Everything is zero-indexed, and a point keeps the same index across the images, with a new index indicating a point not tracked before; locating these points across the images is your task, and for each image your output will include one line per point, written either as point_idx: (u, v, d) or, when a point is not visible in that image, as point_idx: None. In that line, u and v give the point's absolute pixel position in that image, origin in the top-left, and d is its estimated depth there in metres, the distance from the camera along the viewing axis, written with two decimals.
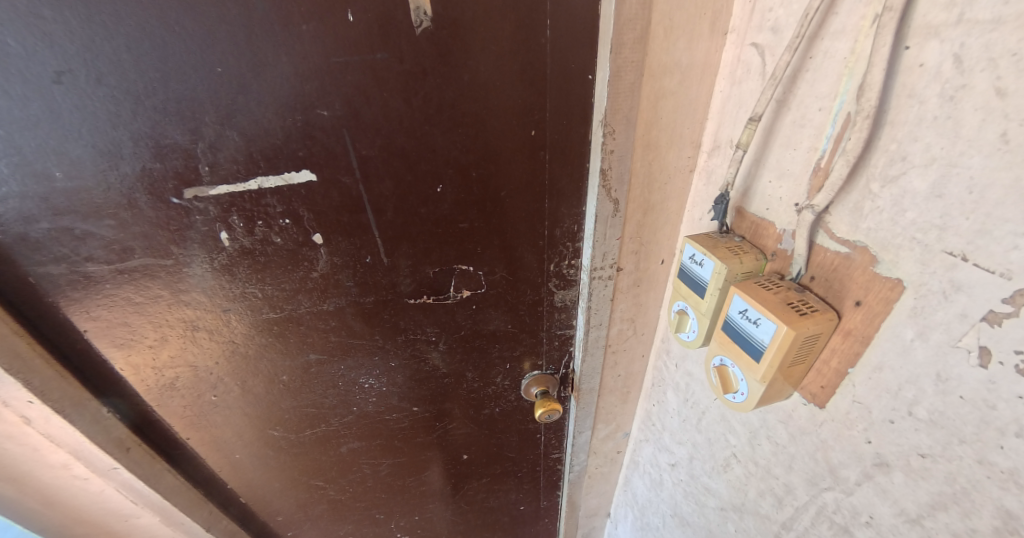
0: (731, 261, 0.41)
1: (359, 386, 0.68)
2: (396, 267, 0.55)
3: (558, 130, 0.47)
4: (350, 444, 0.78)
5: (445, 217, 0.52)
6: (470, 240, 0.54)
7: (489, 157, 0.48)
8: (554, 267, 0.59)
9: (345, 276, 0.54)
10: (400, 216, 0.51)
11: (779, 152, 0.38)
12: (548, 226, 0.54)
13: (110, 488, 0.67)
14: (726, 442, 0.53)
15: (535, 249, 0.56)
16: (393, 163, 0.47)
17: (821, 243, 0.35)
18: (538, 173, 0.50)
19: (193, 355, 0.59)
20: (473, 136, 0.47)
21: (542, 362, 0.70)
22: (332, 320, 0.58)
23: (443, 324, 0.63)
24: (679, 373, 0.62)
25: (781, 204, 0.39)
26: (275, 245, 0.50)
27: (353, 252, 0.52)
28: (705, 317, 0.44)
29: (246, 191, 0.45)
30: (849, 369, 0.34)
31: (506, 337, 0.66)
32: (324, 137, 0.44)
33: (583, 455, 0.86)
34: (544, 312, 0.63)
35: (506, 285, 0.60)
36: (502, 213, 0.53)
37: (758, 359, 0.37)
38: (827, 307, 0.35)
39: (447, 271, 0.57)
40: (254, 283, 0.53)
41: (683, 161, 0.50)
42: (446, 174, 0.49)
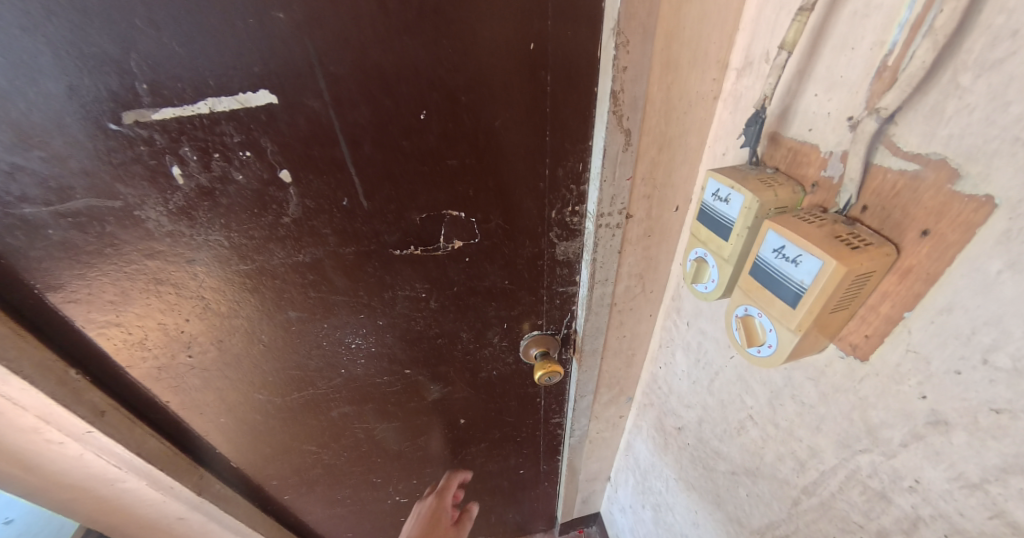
0: (763, 193, 0.35)
1: (346, 347, 0.64)
2: (379, 211, 0.50)
3: (561, 43, 0.40)
4: (341, 409, 0.74)
5: (432, 153, 0.46)
6: (460, 181, 0.48)
7: (480, 79, 0.41)
8: (556, 215, 0.52)
9: (321, 222, 0.49)
10: (379, 151, 0.45)
11: (830, 56, 0.31)
12: (550, 165, 0.48)
13: (90, 453, 0.62)
14: (742, 404, 0.49)
15: (536, 193, 0.50)
16: (368, 84, 0.40)
17: (880, 162, 0.29)
18: (539, 99, 0.43)
19: (161, 312, 0.54)
20: (461, 51, 0.40)
21: (542, 323, 0.66)
22: (311, 273, 0.54)
23: (435, 278, 0.57)
24: (691, 333, 0.57)
25: (827, 123, 0.32)
26: (239, 184, 0.45)
27: (329, 193, 0.47)
28: (728, 263, 0.39)
29: (196, 116, 0.39)
30: (904, 314, 0.29)
31: (503, 294, 0.61)
32: (289, 52, 0.37)
33: (584, 420, 0.82)
34: (545, 266, 0.58)
35: (503, 236, 0.54)
36: (498, 150, 0.46)
37: (794, 305, 0.32)
38: (884, 241, 0.29)
39: (436, 219, 0.51)
40: (218, 230, 0.48)
41: (706, 86, 0.43)
42: (431, 99, 0.42)
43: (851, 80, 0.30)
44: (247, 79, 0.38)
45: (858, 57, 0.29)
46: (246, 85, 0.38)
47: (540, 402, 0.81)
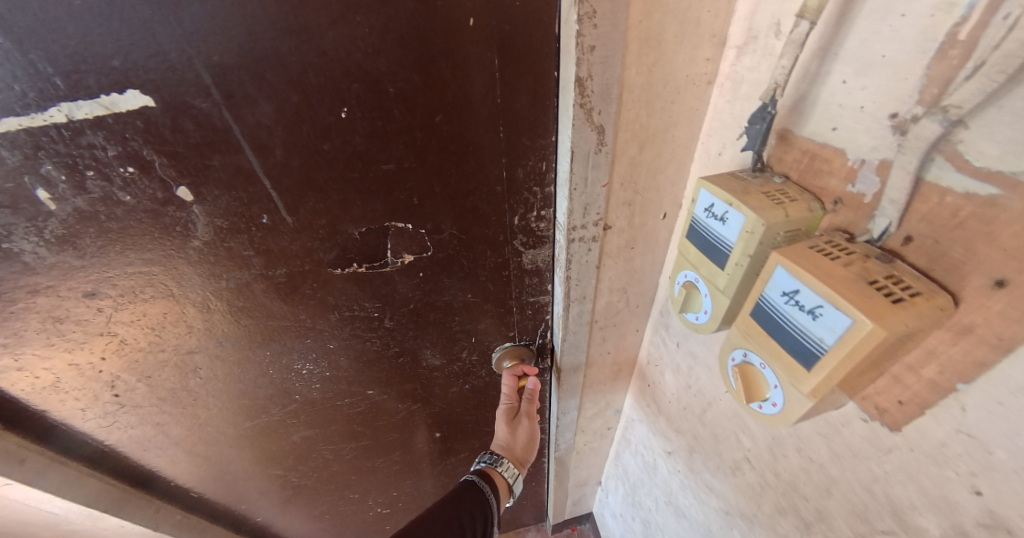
0: (771, 213, 0.26)
1: (296, 372, 0.57)
2: (306, 225, 0.41)
3: (508, 17, 0.32)
4: (302, 432, 0.68)
5: (363, 157, 0.38)
6: (402, 187, 0.40)
7: (412, 63, 0.33)
8: (519, 220, 0.45)
9: (238, 243, 0.41)
10: (295, 155, 0.36)
11: (868, 26, 0.22)
12: (506, 165, 0.40)
13: (15, 503, 0.54)
14: (738, 443, 0.42)
15: (493, 197, 0.43)
16: (265, 74, 0.31)
17: (936, 179, 0.21)
18: (486, 86, 0.35)
19: (70, 350, 0.46)
20: (385, 27, 0.31)
21: (514, 333, 0.58)
22: (240, 299, 0.47)
23: (385, 295, 0.50)
24: (681, 355, 0.50)
25: (858, 120, 0.24)
26: (127, 205, 0.36)
27: (241, 207, 0.39)
28: (723, 296, 0.31)
29: (52, 126, 0.31)
30: (958, 385, 0.22)
31: (467, 308, 0.53)
32: (165, 47, 0.29)
33: (568, 435, 0.76)
34: (511, 276, 0.51)
35: (459, 246, 0.46)
36: (443, 148, 0.38)
37: (810, 366, 0.24)
38: (935, 288, 0.21)
39: (379, 231, 0.43)
40: (116, 258, 0.40)
41: (698, 68, 0.34)
42: (353, 91, 0.33)
43: (898, 61, 0.21)
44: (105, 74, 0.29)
45: (909, 26, 0.20)
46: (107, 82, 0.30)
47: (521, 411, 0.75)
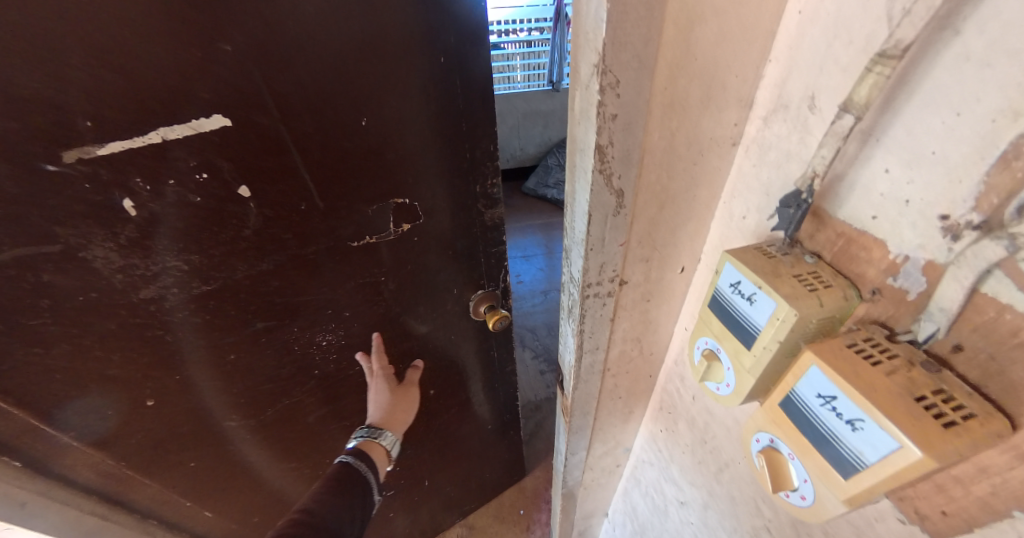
0: (804, 303, 0.25)
1: (317, 345, 0.60)
2: (331, 212, 0.49)
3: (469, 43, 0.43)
4: (317, 413, 0.69)
5: (376, 153, 0.46)
6: (406, 173, 0.49)
7: (405, 75, 0.42)
8: (480, 189, 0.55)
9: (280, 229, 0.47)
10: (326, 156, 0.44)
11: (917, 119, 0.21)
12: (468, 148, 0.51)
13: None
14: (756, 509, 0.41)
15: (461, 175, 0.52)
16: (310, 95, 0.40)
17: (994, 293, 0.19)
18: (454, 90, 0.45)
19: (111, 357, 0.46)
20: (389, 50, 0.40)
21: (485, 281, 0.66)
22: (269, 278, 0.50)
23: (390, 266, 0.57)
24: (696, 407, 0.48)
25: (903, 213, 0.22)
26: (195, 206, 0.41)
27: (277, 197, 0.45)
28: (748, 374, 0.30)
29: (145, 148, 0.36)
30: (1013, 510, 0.20)
31: (448, 264, 0.60)
32: (242, 78, 0.36)
33: (577, 473, 0.74)
34: (478, 234, 0.59)
35: (443, 213, 0.55)
36: (425, 138, 0.47)
37: (851, 478, 0.22)
38: (991, 410, 0.19)
39: (383, 208, 0.51)
40: (177, 254, 0.43)
41: (723, 130, 0.33)
42: (372, 103, 0.42)
43: (951, 162, 0.20)
44: (183, 111, 0.36)
45: (966, 125, 0.19)
46: (184, 115, 0.36)
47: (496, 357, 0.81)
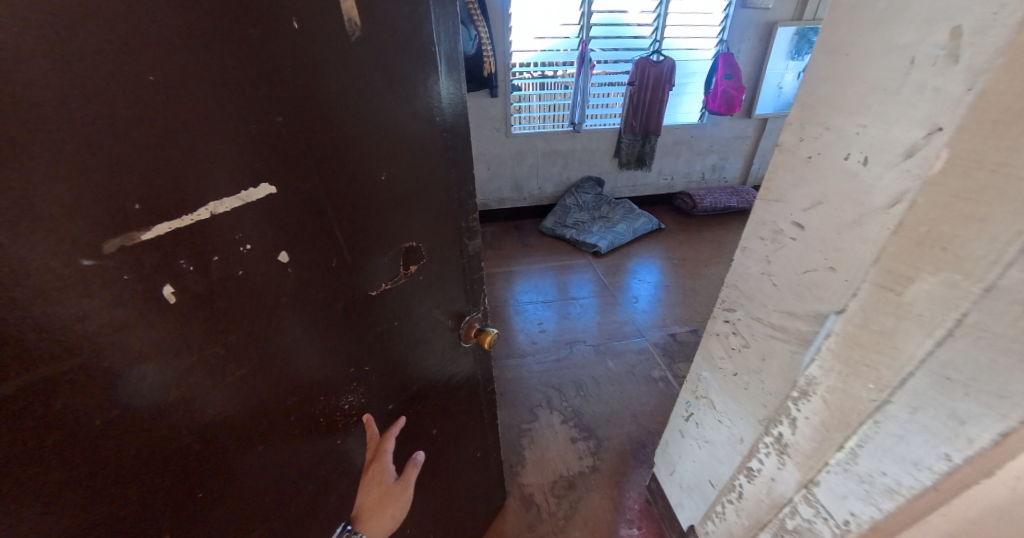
0: None
1: (341, 410, 0.71)
2: (360, 260, 0.63)
3: (454, 125, 0.72)
4: (338, 445, 0.73)
5: (397, 205, 0.66)
6: (401, 227, 0.68)
7: (419, 150, 0.66)
8: (466, 224, 0.83)
9: (314, 288, 0.59)
10: (352, 220, 0.60)
11: None
12: (458, 190, 0.78)
13: None
14: None
15: (455, 212, 0.79)
16: (350, 169, 0.57)
17: None
18: (448, 153, 0.72)
19: (106, 451, 0.42)
20: (405, 136, 0.63)
21: (468, 304, 0.93)
22: (301, 324, 0.59)
23: (394, 302, 0.73)
24: None
25: None
26: (238, 278, 0.49)
27: (324, 255, 0.58)
28: None
29: (196, 223, 0.43)
30: None
31: (443, 293, 0.84)
32: (274, 156, 0.48)
33: None
34: (462, 257, 0.85)
35: (430, 243, 0.76)
36: (427, 193, 0.71)
37: None
38: None
39: (398, 251, 0.69)
40: (199, 324, 0.47)
41: None
42: (388, 163, 0.62)
43: None
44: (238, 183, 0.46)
45: None
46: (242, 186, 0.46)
47: (475, 365, 1.06)
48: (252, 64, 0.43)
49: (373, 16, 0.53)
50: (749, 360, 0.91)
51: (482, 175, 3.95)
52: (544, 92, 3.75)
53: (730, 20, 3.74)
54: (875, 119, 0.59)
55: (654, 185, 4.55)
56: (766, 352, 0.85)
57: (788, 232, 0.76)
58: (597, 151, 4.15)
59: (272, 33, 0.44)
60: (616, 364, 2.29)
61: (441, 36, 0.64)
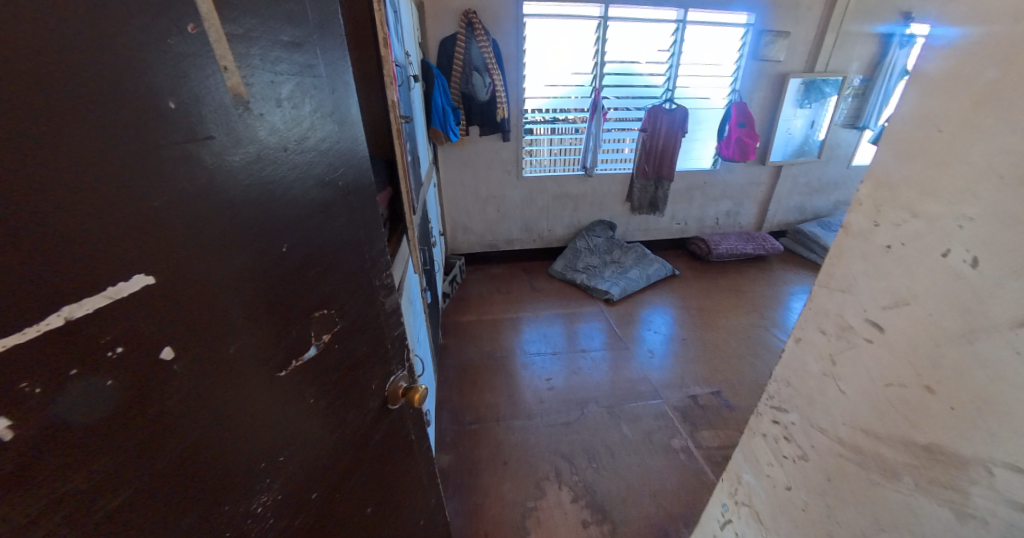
0: None
1: (250, 517, 0.52)
2: (265, 341, 0.50)
3: (359, 179, 0.62)
4: None
5: (311, 273, 0.55)
6: (309, 295, 0.55)
7: (331, 210, 0.56)
8: (381, 281, 0.70)
9: (208, 381, 0.44)
10: (253, 297, 0.48)
11: None
12: (368, 248, 0.66)
13: None
14: None
15: (368, 274, 0.66)
16: (247, 241, 0.46)
17: None
18: (354, 212, 0.61)
19: None
20: (309, 200, 0.53)
21: (397, 365, 0.79)
22: (195, 430, 0.44)
23: (315, 381, 0.59)
24: None
25: None
26: (107, 391, 0.36)
27: (216, 341, 0.44)
28: None
29: (50, 331, 0.32)
30: None
31: (367, 357, 0.69)
32: (157, 238, 0.38)
33: None
34: (383, 318, 0.72)
35: (353, 310, 0.64)
36: (345, 255, 0.61)
37: None
38: None
39: (308, 322, 0.56)
40: (55, 460, 0.35)
41: None
42: (290, 231, 0.51)
43: None
44: (110, 272, 0.35)
45: None
46: (117, 274, 0.35)
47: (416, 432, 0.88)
48: (120, 133, 0.34)
49: (265, 74, 0.45)
50: (809, 477, 0.74)
51: (489, 214, 3.94)
52: (555, 135, 3.74)
53: (742, 71, 3.76)
54: (986, 211, 0.47)
55: (667, 229, 4.45)
56: (832, 471, 0.69)
57: (861, 331, 0.62)
58: (608, 195, 4.10)
59: (140, 100, 0.35)
60: (633, 430, 2.09)
61: (341, 90, 0.57)
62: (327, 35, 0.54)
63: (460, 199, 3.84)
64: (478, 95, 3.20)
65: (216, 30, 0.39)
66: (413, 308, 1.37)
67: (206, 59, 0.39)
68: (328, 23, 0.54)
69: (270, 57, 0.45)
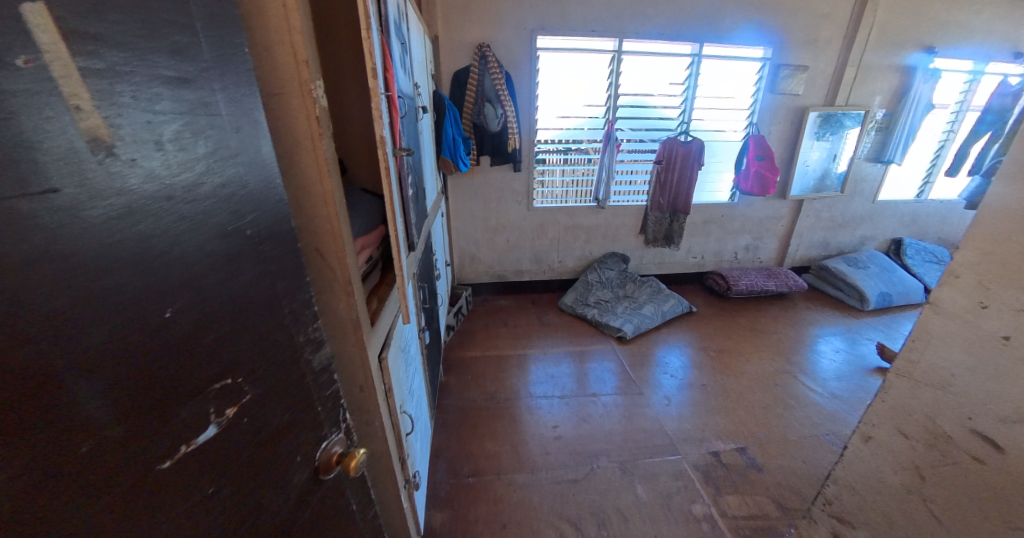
0: None
1: None
2: (136, 434, 0.38)
3: (276, 224, 0.54)
4: None
5: (211, 340, 0.45)
6: (202, 364, 0.44)
7: (238, 264, 0.48)
8: (307, 336, 0.60)
9: (45, 495, 0.33)
10: (120, 379, 0.37)
11: None
12: (287, 303, 0.56)
13: None
14: None
15: (287, 331, 0.56)
16: (112, 309, 0.36)
17: None
18: (269, 262, 0.52)
19: None
20: (202, 250, 0.43)
21: (328, 431, 0.67)
22: None
23: (216, 468, 0.46)
24: None
25: None
26: None
27: (57, 439, 0.33)
28: None
29: None
30: None
31: (289, 426, 0.57)
32: None
33: None
34: (310, 381, 0.61)
35: (271, 380, 0.53)
36: (261, 315, 0.51)
37: None
38: None
39: (201, 398, 0.44)
40: None
41: None
42: (174, 290, 0.41)
43: None
44: None
45: None
46: None
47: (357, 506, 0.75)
48: None
49: (140, 114, 0.38)
50: None
51: (499, 245, 3.86)
52: (568, 164, 3.66)
53: (759, 105, 3.69)
54: None
55: (683, 263, 4.28)
56: None
57: (978, 443, 0.77)
58: (622, 227, 3.98)
59: None
60: (648, 490, 1.88)
61: (253, 130, 0.50)
62: (229, 69, 0.46)
63: (469, 228, 3.77)
64: (489, 126, 3.13)
65: (63, 64, 0.32)
66: (406, 356, 1.24)
67: (49, 98, 0.32)
68: (229, 53, 0.46)
69: (146, 95, 0.39)
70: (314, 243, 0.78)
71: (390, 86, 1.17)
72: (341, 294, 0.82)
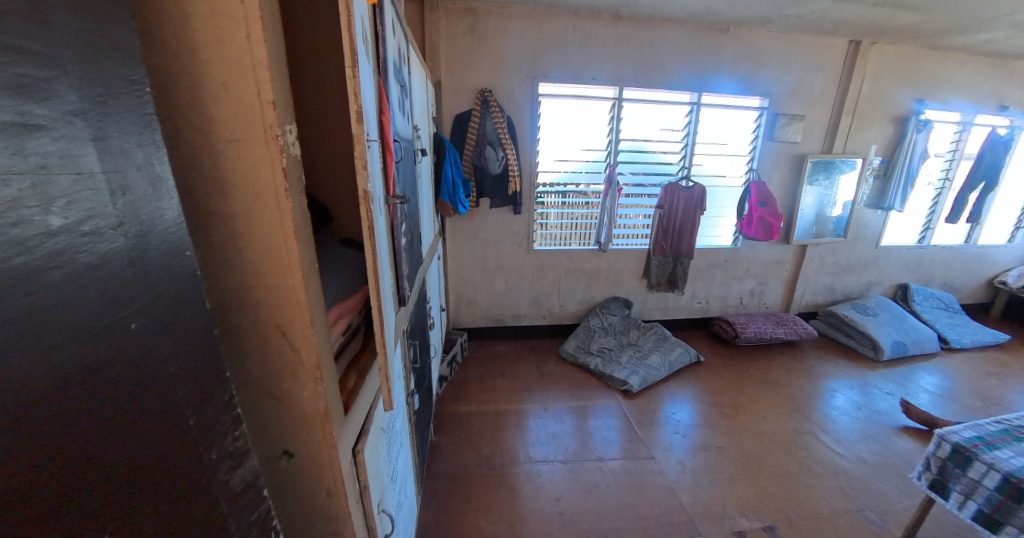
0: None
1: None
2: None
3: (173, 323, 0.46)
4: None
5: (56, 478, 0.32)
6: (45, 518, 0.31)
7: (111, 375, 0.37)
8: (217, 452, 0.50)
9: None
10: None
11: None
12: (193, 416, 0.47)
13: None
14: None
15: (192, 450, 0.46)
16: None
17: None
18: (163, 368, 0.43)
19: None
20: (56, 364, 0.33)
21: None
22: None
23: None
24: None
25: None
26: None
27: None
28: None
29: None
30: None
31: None
32: None
33: None
34: (222, 505, 0.51)
35: (152, 522, 0.40)
36: (139, 424, 0.40)
37: None
38: None
39: None
40: None
41: None
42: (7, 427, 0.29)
43: None
44: None
45: None
46: None
47: None
48: None
49: None
50: None
51: (496, 288, 3.71)
52: (567, 208, 3.60)
53: (759, 152, 3.68)
54: None
55: (687, 309, 4.13)
56: None
57: None
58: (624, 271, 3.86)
59: None
60: None
61: (146, 193, 0.43)
62: (115, 110, 0.40)
63: (465, 270, 3.63)
64: (490, 169, 3.11)
65: None
66: (389, 437, 1.05)
67: None
68: (114, 88, 0.40)
69: None
70: (278, 321, 0.63)
71: (382, 131, 1.07)
72: (306, 380, 0.66)
